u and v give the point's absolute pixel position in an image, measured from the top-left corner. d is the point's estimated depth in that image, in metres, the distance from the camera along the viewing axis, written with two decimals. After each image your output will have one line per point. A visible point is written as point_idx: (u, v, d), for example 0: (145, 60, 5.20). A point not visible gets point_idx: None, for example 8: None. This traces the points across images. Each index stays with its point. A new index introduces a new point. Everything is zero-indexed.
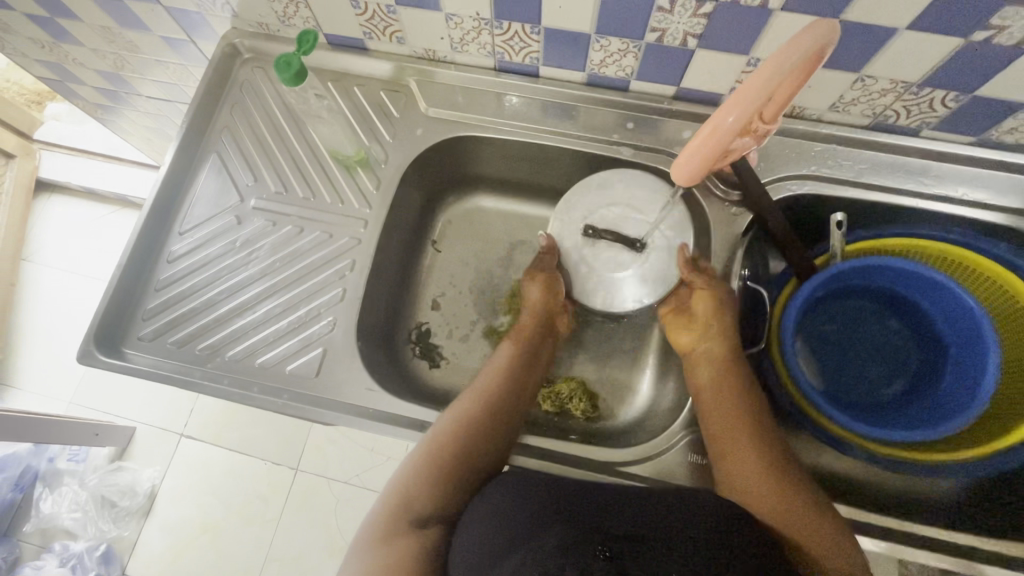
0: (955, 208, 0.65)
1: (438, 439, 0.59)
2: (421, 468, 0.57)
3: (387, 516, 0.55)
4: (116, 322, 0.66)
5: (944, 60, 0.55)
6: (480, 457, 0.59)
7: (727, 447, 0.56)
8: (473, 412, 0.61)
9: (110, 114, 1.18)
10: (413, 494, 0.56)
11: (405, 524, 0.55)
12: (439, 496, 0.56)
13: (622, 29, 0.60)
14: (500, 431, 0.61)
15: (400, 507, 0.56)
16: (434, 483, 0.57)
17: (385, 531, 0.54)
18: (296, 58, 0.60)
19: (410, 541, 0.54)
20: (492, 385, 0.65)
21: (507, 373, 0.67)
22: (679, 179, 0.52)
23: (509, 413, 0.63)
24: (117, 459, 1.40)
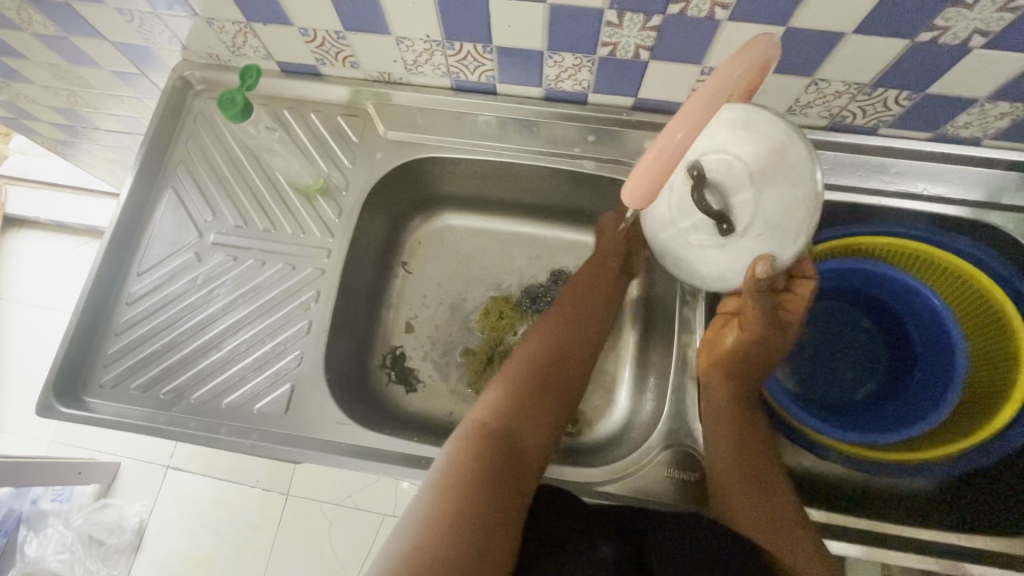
0: (917, 204, 0.66)
1: (523, 383, 0.62)
2: (505, 401, 0.60)
3: (471, 442, 0.56)
4: (76, 370, 0.64)
5: (894, 61, 0.55)
6: (554, 407, 0.62)
7: (721, 480, 0.56)
8: (553, 342, 0.65)
9: (72, 148, 1.15)
10: (500, 428, 0.58)
11: (492, 449, 0.56)
12: (534, 416, 0.60)
13: (573, 44, 0.59)
14: (572, 383, 0.64)
15: (487, 431, 0.58)
16: (523, 419, 0.59)
17: (480, 451, 0.55)
18: (241, 93, 0.59)
19: (497, 470, 0.54)
20: (574, 334, 0.67)
21: (590, 321, 0.68)
22: (628, 203, 0.48)
23: (583, 346, 0.67)
24: (102, 496, 1.37)
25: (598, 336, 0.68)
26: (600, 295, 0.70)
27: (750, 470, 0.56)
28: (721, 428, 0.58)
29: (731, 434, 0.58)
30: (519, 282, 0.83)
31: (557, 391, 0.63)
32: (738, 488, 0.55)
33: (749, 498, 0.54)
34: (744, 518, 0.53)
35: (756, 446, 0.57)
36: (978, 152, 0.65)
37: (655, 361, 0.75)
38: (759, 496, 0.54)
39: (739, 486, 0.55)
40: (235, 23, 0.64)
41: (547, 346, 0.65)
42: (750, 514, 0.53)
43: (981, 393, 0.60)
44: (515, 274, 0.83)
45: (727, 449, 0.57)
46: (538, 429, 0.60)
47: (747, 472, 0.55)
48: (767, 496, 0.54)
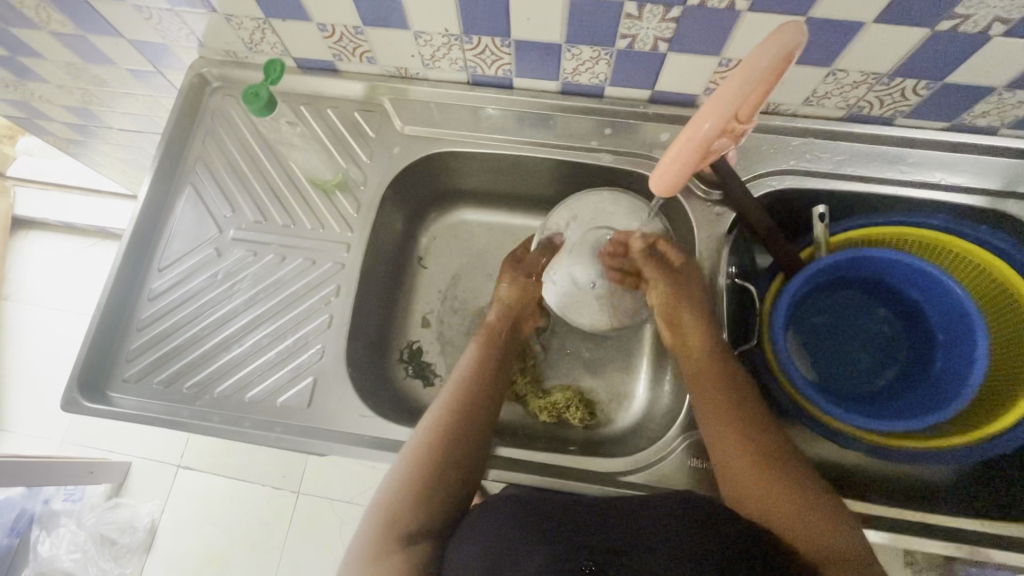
0: (934, 193, 0.66)
1: (413, 461, 0.56)
2: (402, 490, 0.54)
3: (376, 534, 0.53)
4: (99, 367, 0.65)
5: (913, 50, 0.55)
6: (452, 475, 0.56)
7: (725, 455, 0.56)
8: (446, 417, 0.59)
9: (82, 148, 1.16)
10: (399, 520, 0.53)
11: (394, 543, 0.52)
12: (434, 501, 0.55)
13: (592, 37, 0.60)
14: (470, 441, 0.59)
15: (387, 526, 0.53)
16: (418, 502, 0.54)
17: (383, 547, 0.52)
18: (265, 88, 0.59)
19: (401, 560, 0.51)
20: (460, 394, 0.62)
21: (473, 378, 0.64)
22: (656, 188, 0.51)
23: (481, 411, 0.61)
24: (114, 495, 1.38)
25: (490, 387, 0.64)
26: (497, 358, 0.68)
27: (739, 424, 0.57)
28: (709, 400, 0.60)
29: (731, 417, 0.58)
30: None
31: (460, 465, 0.57)
32: (739, 449, 0.55)
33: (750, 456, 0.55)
34: (745, 489, 0.54)
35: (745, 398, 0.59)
36: (993, 142, 0.65)
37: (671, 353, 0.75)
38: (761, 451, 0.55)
39: (738, 443, 0.56)
40: (254, 20, 0.65)
41: (444, 418, 0.59)
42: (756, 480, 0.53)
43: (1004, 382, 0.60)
44: None
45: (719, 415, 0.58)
46: (441, 512, 0.55)
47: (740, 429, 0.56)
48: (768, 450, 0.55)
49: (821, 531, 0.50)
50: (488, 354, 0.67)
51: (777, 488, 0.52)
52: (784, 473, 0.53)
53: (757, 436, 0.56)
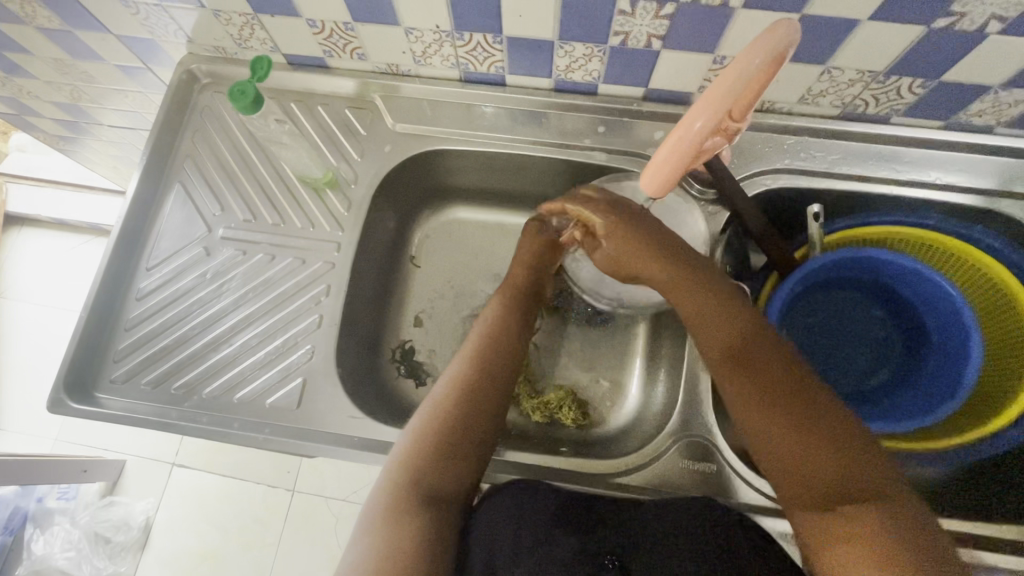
0: (930, 192, 0.65)
1: (434, 419, 0.55)
2: (419, 454, 0.53)
3: (391, 497, 0.51)
4: (86, 367, 0.64)
5: (909, 48, 0.54)
6: (474, 432, 0.55)
7: (749, 408, 0.49)
8: (466, 377, 0.58)
9: (73, 145, 1.15)
10: (415, 482, 0.52)
11: (413, 501, 0.51)
12: (451, 466, 0.53)
13: (584, 34, 0.59)
14: (491, 399, 0.57)
15: (404, 488, 0.51)
16: (439, 460, 0.53)
17: (400, 505, 0.50)
18: (251, 85, 0.59)
19: (421, 519, 0.50)
20: (480, 353, 0.60)
21: (493, 336, 0.62)
22: (646, 189, 0.50)
23: (501, 371, 0.59)
24: (108, 493, 1.37)
25: (512, 344, 0.62)
26: (519, 313, 0.65)
27: (742, 359, 0.51)
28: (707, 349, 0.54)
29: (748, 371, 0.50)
30: None
31: (477, 429, 0.55)
32: (740, 391, 0.50)
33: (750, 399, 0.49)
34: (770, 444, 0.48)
35: (755, 338, 0.52)
36: (989, 141, 0.64)
37: (664, 354, 0.74)
38: (767, 390, 0.49)
39: (737, 385, 0.51)
40: (242, 16, 0.64)
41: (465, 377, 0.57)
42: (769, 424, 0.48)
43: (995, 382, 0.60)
44: None
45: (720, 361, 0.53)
46: (457, 475, 0.53)
47: (743, 371, 0.51)
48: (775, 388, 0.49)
49: (842, 472, 0.44)
50: (509, 312, 0.65)
51: (789, 433, 0.47)
52: (795, 412, 0.47)
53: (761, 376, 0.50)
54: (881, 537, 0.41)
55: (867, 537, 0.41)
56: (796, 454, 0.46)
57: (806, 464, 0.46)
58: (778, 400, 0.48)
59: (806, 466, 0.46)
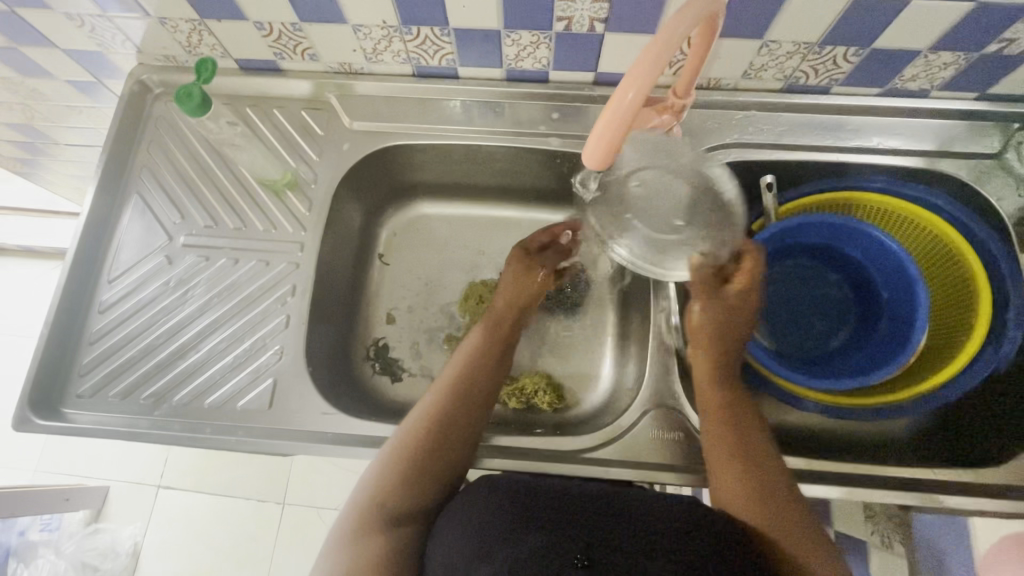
0: (874, 157, 0.68)
1: (405, 449, 0.56)
2: (391, 477, 0.55)
3: (359, 517, 0.54)
4: (51, 382, 0.63)
5: (837, 18, 0.56)
6: (439, 466, 0.56)
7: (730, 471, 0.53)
8: (442, 404, 0.59)
9: (33, 168, 1.13)
10: (388, 503, 0.54)
11: (375, 524, 0.53)
12: (416, 492, 0.55)
13: (528, 21, 0.60)
14: (465, 432, 0.58)
15: (372, 508, 0.54)
16: (407, 484, 0.55)
17: (365, 529, 0.53)
18: (198, 87, 0.59)
19: (384, 542, 0.53)
20: (455, 383, 0.61)
21: (470, 367, 0.63)
22: (589, 164, 0.51)
23: (477, 397, 0.61)
24: (93, 521, 1.35)
25: (486, 385, 0.62)
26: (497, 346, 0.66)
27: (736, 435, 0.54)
28: (709, 419, 0.57)
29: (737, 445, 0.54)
30: (496, 266, 0.84)
31: (450, 449, 0.57)
32: (736, 476, 0.53)
33: (745, 485, 0.52)
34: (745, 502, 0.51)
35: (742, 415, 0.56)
36: (924, 104, 0.67)
37: (634, 333, 0.76)
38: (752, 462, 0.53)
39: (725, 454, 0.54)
40: (188, 22, 0.64)
41: (439, 405, 0.59)
42: (750, 507, 0.51)
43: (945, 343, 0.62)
44: (492, 257, 0.84)
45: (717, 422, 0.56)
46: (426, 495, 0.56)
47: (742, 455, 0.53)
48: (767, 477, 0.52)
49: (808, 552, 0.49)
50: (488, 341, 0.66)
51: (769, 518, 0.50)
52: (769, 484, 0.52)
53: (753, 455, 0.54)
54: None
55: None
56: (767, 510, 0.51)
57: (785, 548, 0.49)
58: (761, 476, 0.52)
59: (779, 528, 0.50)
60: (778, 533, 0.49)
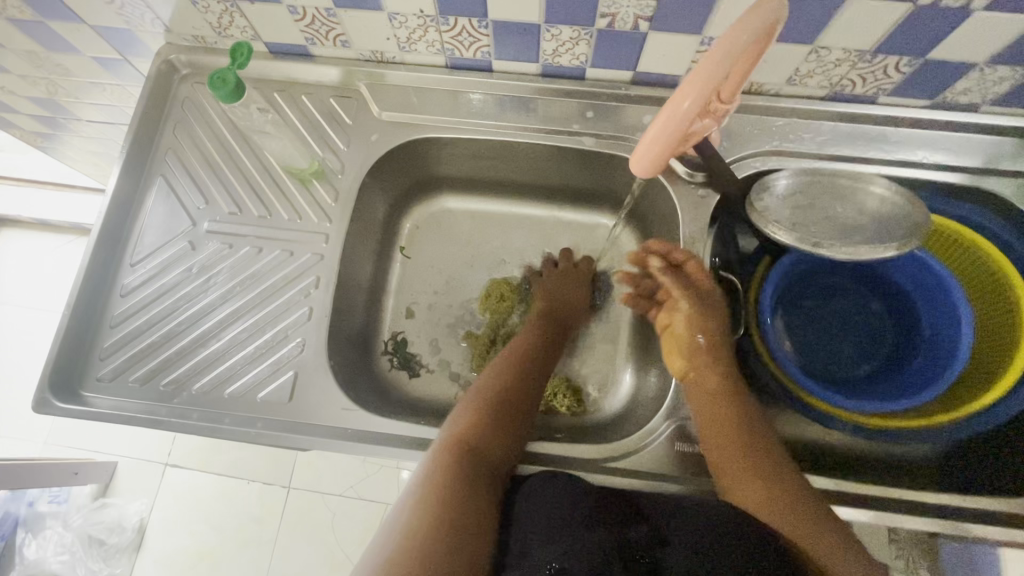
0: (917, 171, 0.66)
1: (490, 401, 0.59)
2: (475, 423, 0.57)
3: (445, 458, 0.53)
4: (71, 365, 0.63)
5: (894, 26, 0.54)
6: (516, 424, 0.59)
7: (732, 474, 0.53)
8: (513, 371, 0.64)
9: (52, 142, 1.12)
10: (474, 446, 0.55)
11: (466, 465, 0.53)
12: (498, 440, 0.57)
13: (570, 16, 0.58)
14: (534, 397, 0.62)
15: (457, 452, 0.54)
16: (492, 433, 0.57)
17: (448, 472, 0.52)
18: (231, 72, 0.58)
19: (467, 487, 0.51)
20: (519, 353, 0.67)
21: (535, 341, 0.69)
22: (637, 169, 0.51)
23: (541, 368, 0.66)
24: (101, 496, 1.36)
25: (547, 359, 0.68)
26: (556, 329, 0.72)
27: (735, 431, 0.55)
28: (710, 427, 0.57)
29: (735, 444, 0.54)
30: (519, 264, 0.82)
31: (524, 409, 0.60)
32: (749, 472, 0.53)
33: (768, 492, 0.51)
34: (753, 499, 0.52)
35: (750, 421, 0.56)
36: (973, 118, 0.65)
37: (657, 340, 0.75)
38: (757, 459, 0.53)
39: (726, 452, 0.54)
40: (220, 3, 0.62)
41: (512, 369, 0.64)
42: (766, 500, 0.51)
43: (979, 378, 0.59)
44: (515, 255, 0.83)
45: (720, 435, 0.56)
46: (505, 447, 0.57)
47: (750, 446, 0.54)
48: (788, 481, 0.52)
49: (825, 545, 0.49)
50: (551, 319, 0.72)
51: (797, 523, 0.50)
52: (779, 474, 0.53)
53: (767, 462, 0.53)
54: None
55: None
56: (776, 504, 0.51)
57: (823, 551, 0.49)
58: (771, 471, 0.53)
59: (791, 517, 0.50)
60: (790, 525, 0.50)
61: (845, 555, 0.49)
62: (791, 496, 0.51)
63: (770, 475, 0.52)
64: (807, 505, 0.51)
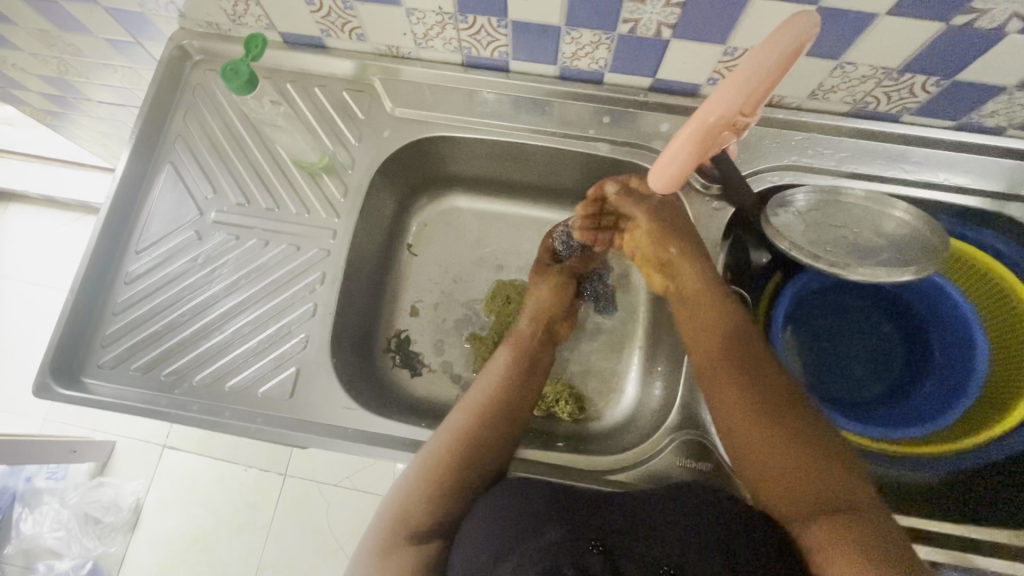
0: (937, 193, 0.64)
1: (433, 463, 0.54)
2: (417, 492, 0.53)
3: (386, 532, 0.52)
4: (73, 352, 0.62)
5: (924, 45, 0.53)
6: (465, 483, 0.54)
7: (715, 384, 0.56)
8: (464, 425, 0.57)
9: (61, 121, 1.11)
10: (415, 519, 0.52)
11: (403, 539, 0.51)
12: (439, 509, 0.52)
13: (592, 20, 0.57)
14: (489, 453, 0.56)
15: (398, 525, 0.52)
16: (434, 500, 0.52)
17: (386, 545, 0.51)
18: (244, 64, 0.57)
19: (404, 560, 0.50)
20: (477, 401, 0.59)
21: (496, 386, 0.61)
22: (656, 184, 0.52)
23: (501, 420, 0.58)
24: (98, 474, 1.36)
25: (512, 407, 0.60)
26: (523, 371, 0.64)
27: (724, 347, 0.58)
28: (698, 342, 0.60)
29: (724, 356, 0.57)
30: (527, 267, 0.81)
31: (474, 468, 0.55)
32: (734, 385, 0.55)
33: (748, 404, 0.53)
34: (734, 415, 0.53)
35: (739, 334, 0.58)
36: (998, 141, 0.63)
37: (663, 350, 0.74)
38: (741, 371, 0.55)
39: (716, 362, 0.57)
40: None
41: (462, 422, 0.57)
42: (747, 417, 0.53)
43: (985, 414, 0.58)
44: (523, 257, 0.82)
45: (706, 345, 0.59)
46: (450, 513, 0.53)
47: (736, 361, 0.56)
48: (770, 404, 0.53)
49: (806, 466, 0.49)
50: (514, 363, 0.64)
51: (772, 436, 0.51)
52: (764, 394, 0.53)
53: (754, 375, 0.55)
54: (855, 548, 0.43)
55: (848, 551, 0.43)
56: (758, 421, 0.52)
57: (794, 484, 0.48)
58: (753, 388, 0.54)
59: (772, 436, 0.51)
60: (769, 442, 0.51)
61: (828, 475, 0.48)
62: (777, 416, 0.52)
63: (752, 388, 0.54)
64: (791, 426, 0.51)
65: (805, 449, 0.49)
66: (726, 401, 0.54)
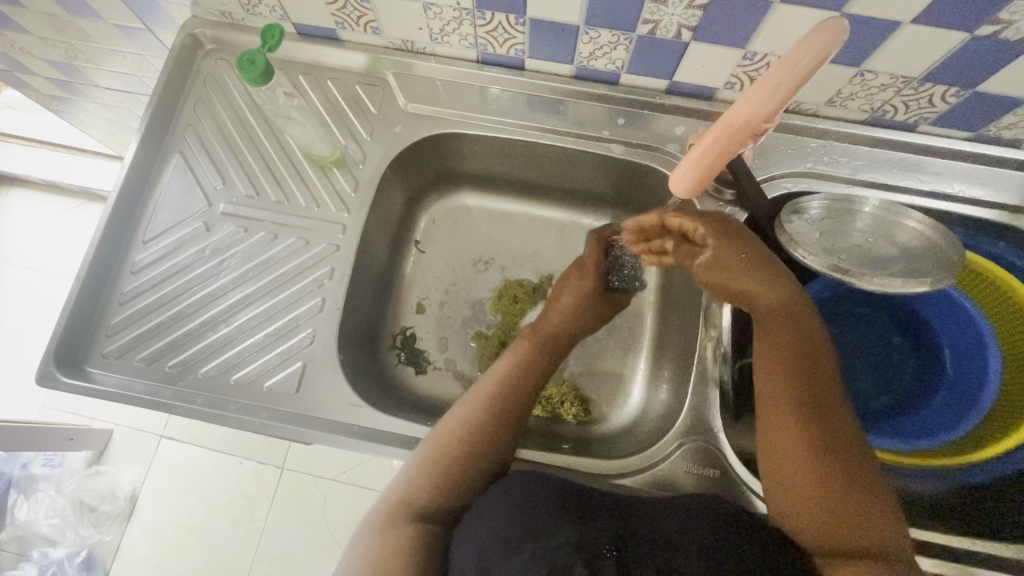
0: (951, 204, 0.64)
1: (442, 446, 0.54)
2: (424, 475, 0.53)
3: (388, 509, 0.52)
4: (78, 340, 0.62)
5: (946, 55, 0.52)
6: (471, 472, 0.53)
7: (771, 406, 0.50)
8: (477, 415, 0.56)
9: (67, 106, 1.10)
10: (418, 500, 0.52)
11: (403, 517, 0.51)
12: (443, 495, 0.52)
13: (612, 20, 0.56)
14: (498, 443, 0.55)
15: (400, 505, 0.52)
16: (441, 485, 0.52)
17: (387, 521, 0.51)
18: (260, 55, 0.56)
19: (402, 537, 0.50)
20: (491, 390, 0.58)
21: (510, 377, 0.59)
22: (679, 188, 0.52)
23: (511, 412, 0.57)
24: (95, 463, 1.35)
25: (522, 400, 0.58)
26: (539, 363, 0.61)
27: (784, 359, 0.51)
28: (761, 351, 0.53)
29: (783, 375, 0.50)
30: (535, 267, 0.81)
31: (479, 458, 0.54)
32: (789, 408, 0.49)
33: (802, 433, 0.47)
34: (786, 442, 0.48)
35: (802, 351, 0.51)
36: (1014, 154, 0.63)
37: (671, 354, 0.74)
38: (800, 397, 0.49)
39: (771, 376, 0.51)
40: None
41: (476, 412, 0.56)
42: (801, 447, 0.47)
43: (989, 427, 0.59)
44: (532, 257, 0.81)
45: (766, 354, 0.52)
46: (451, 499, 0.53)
47: (794, 376, 0.50)
48: (835, 451, 0.47)
49: (848, 514, 0.45)
50: (527, 354, 0.62)
51: (819, 473, 0.46)
52: (818, 421, 0.48)
53: (813, 402, 0.49)
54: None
55: None
56: (808, 454, 0.47)
57: (833, 521, 0.45)
58: (809, 414, 0.48)
59: (820, 468, 0.46)
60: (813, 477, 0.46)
61: (871, 525, 0.44)
62: (830, 453, 0.46)
63: (809, 414, 0.48)
64: (842, 465, 0.46)
65: (851, 487, 0.45)
66: (783, 427, 0.49)
